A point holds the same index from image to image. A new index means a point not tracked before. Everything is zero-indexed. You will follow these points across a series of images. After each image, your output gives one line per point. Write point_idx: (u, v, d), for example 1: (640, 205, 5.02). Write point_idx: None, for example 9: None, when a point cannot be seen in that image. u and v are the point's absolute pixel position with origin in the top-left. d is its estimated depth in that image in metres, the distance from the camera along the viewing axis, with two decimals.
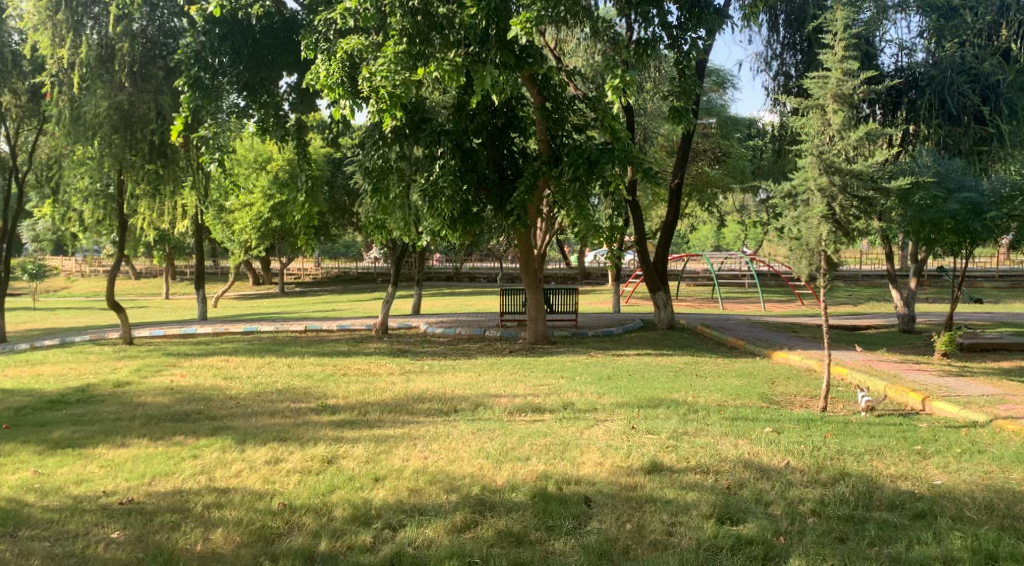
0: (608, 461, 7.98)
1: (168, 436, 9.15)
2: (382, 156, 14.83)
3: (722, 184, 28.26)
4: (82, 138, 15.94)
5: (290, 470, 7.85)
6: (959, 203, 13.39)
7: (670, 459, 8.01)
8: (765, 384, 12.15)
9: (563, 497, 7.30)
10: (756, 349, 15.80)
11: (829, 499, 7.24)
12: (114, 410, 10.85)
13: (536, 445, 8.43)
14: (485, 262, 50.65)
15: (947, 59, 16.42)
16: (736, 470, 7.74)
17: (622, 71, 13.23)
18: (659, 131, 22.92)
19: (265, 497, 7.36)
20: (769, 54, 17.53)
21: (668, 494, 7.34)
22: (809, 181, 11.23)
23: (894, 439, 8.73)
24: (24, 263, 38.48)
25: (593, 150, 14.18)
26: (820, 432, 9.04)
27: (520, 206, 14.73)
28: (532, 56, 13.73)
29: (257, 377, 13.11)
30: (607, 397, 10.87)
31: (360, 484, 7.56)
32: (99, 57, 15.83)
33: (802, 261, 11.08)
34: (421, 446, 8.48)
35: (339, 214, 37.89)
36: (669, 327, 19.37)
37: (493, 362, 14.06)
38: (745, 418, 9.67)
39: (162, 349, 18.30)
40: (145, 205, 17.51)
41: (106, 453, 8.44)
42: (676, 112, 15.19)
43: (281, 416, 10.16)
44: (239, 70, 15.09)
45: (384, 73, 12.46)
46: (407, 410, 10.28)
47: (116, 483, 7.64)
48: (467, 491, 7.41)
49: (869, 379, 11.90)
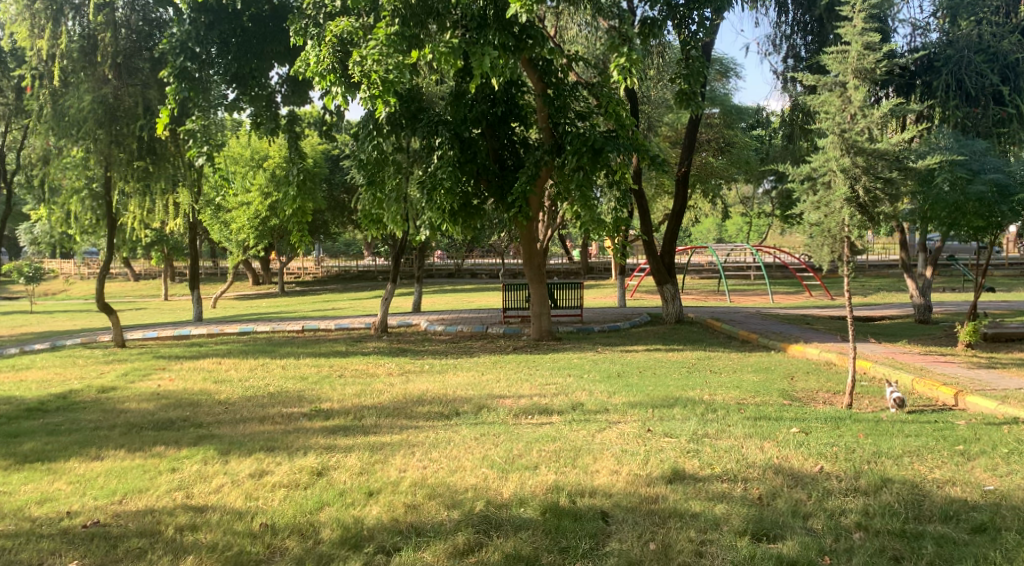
0: (624, 469, 7.29)
1: (146, 446, 8.47)
2: (376, 148, 14.12)
3: (726, 174, 27.65)
4: (66, 135, 15.13)
5: (275, 485, 7.17)
6: (985, 185, 12.67)
7: (692, 466, 7.32)
8: (784, 380, 11.45)
9: (577, 512, 6.62)
10: (770, 342, 15.11)
11: (873, 510, 6.57)
12: (95, 419, 10.15)
13: (543, 451, 7.74)
14: (486, 258, 50.06)
15: (963, 39, 15.73)
16: (766, 477, 7.06)
17: (627, 50, 12.60)
18: (663, 120, 22.20)
19: (245, 517, 6.68)
20: (778, 35, 16.75)
21: (694, 507, 6.66)
22: (831, 161, 10.40)
23: (933, 439, 8.01)
24: (20, 267, 37.68)
25: (597, 138, 13.45)
26: (851, 432, 8.34)
27: (521, 199, 13.91)
28: (533, 36, 12.98)
29: (248, 380, 12.44)
30: (618, 397, 10.17)
31: (352, 500, 6.88)
32: (81, 49, 15.13)
33: (823, 248, 10.59)
34: (420, 454, 7.79)
35: (338, 211, 37.23)
36: (677, 321, 18.57)
37: (496, 360, 13.40)
38: (768, 418, 9.00)
39: (154, 352, 17.60)
40: (135, 204, 16.82)
41: (77, 467, 7.76)
42: (684, 96, 14.46)
43: (271, 423, 9.49)
44: (228, 61, 14.36)
45: (375, 57, 11.68)
46: (404, 415, 9.59)
47: (81, 502, 6.96)
48: (470, 507, 6.72)
49: (895, 373, 11.25)
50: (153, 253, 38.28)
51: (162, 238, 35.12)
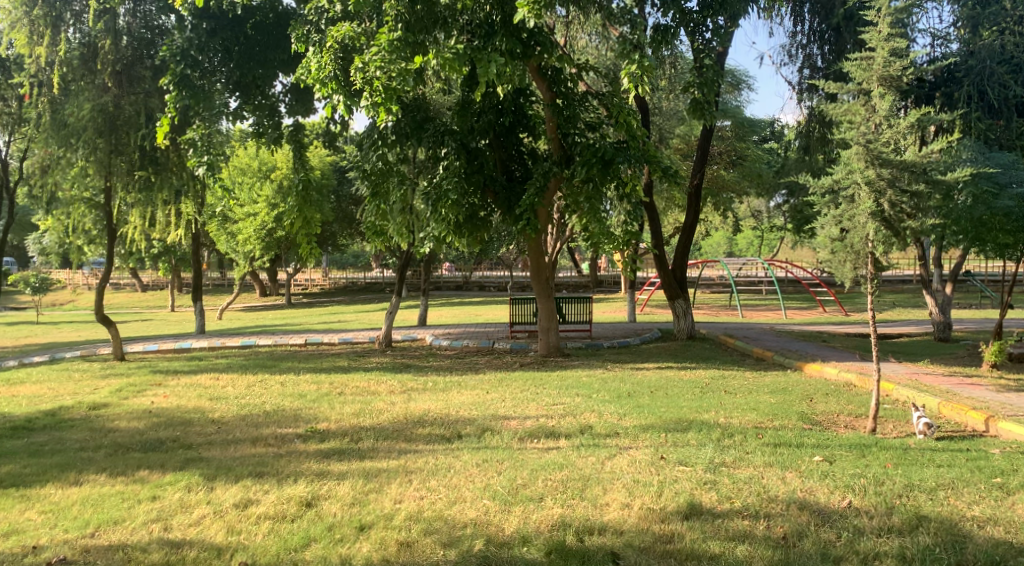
0: (636, 502, 6.79)
1: (129, 470, 8.00)
2: (382, 158, 13.69)
3: (737, 186, 27.17)
4: (65, 144, 14.82)
5: (260, 517, 6.70)
6: (1013, 200, 12.03)
7: (709, 500, 6.81)
8: (803, 402, 10.89)
9: (585, 553, 6.13)
10: (786, 361, 14.58)
11: (912, 554, 6.05)
12: (81, 439, 9.68)
13: (549, 481, 7.22)
14: (494, 270, 49.61)
15: (985, 48, 15.12)
16: (790, 514, 6.55)
17: (639, 57, 12.14)
18: (675, 131, 21.72)
19: (224, 554, 6.24)
20: (793, 45, 16.27)
21: (712, 548, 6.14)
22: (855, 173, 9.81)
23: (968, 470, 7.48)
24: (26, 277, 37.23)
25: (607, 149, 13.03)
26: (878, 461, 7.81)
27: (529, 210, 13.41)
28: (542, 43, 12.52)
29: (245, 397, 11.95)
30: (629, 419, 9.64)
31: (342, 536, 6.42)
32: (81, 57, 14.72)
33: (845, 265, 10.15)
34: (416, 483, 7.29)
35: (345, 223, 36.89)
36: (689, 337, 18.01)
37: (502, 377, 12.90)
38: (788, 444, 8.46)
39: (153, 366, 17.10)
40: (136, 214, 16.36)
41: (53, 494, 7.29)
42: (698, 106, 13.99)
43: (263, 445, 9.00)
44: (229, 69, 14.03)
45: (378, 64, 11.19)
46: (403, 437, 9.08)
47: (51, 535, 6.53)
48: (468, 546, 6.23)
49: (921, 395, 10.71)
50: (159, 264, 37.84)
51: (168, 249, 34.70)
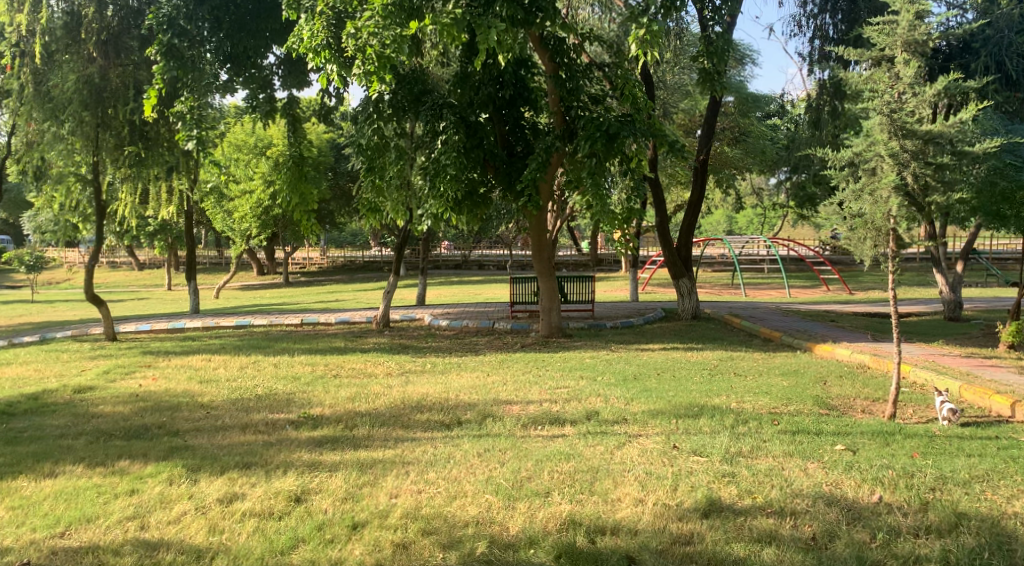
0: (650, 497, 6.33)
1: (109, 460, 7.53)
2: (377, 132, 13.22)
3: (741, 163, 26.60)
4: (50, 118, 14.16)
5: (245, 514, 6.24)
6: None
7: (728, 495, 6.36)
8: (818, 385, 10.42)
9: (597, 556, 5.69)
10: (795, 341, 14.07)
11: (953, 559, 5.63)
12: (62, 424, 9.18)
13: (556, 474, 6.75)
14: (494, 249, 49.11)
15: (1003, 18, 14.52)
16: (817, 512, 6.11)
17: (647, 21, 11.54)
18: (681, 105, 21.09)
19: (205, 558, 5.80)
20: (802, 15, 15.68)
21: (736, 551, 5.70)
22: (877, 146, 9.41)
23: (1002, 460, 7.02)
24: (20, 255, 36.59)
25: (612, 122, 12.37)
26: (904, 451, 7.35)
27: (531, 186, 12.77)
28: (544, 8, 11.84)
29: (236, 380, 11.47)
30: (637, 404, 9.16)
31: (333, 537, 5.96)
32: (65, 26, 14.03)
33: (865, 242, 9.47)
34: (414, 475, 6.82)
35: (343, 200, 36.30)
36: (693, 317, 17.53)
37: (503, 360, 12.42)
38: (807, 432, 7.98)
39: (144, 347, 16.59)
40: (126, 192, 15.85)
41: (26, 488, 6.82)
42: (707, 77, 13.44)
43: (253, 432, 8.52)
44: (220, 39, 13.26)
45: (371, 30, 10.60)
46: (400, 423, 8.61)
47: (19, 534, 6.09)
48: (471, 549, 5.79)
49: (940, 379, 10.23)
50: (155, 242, 37.24)
51: (163, 227, 34.08)
